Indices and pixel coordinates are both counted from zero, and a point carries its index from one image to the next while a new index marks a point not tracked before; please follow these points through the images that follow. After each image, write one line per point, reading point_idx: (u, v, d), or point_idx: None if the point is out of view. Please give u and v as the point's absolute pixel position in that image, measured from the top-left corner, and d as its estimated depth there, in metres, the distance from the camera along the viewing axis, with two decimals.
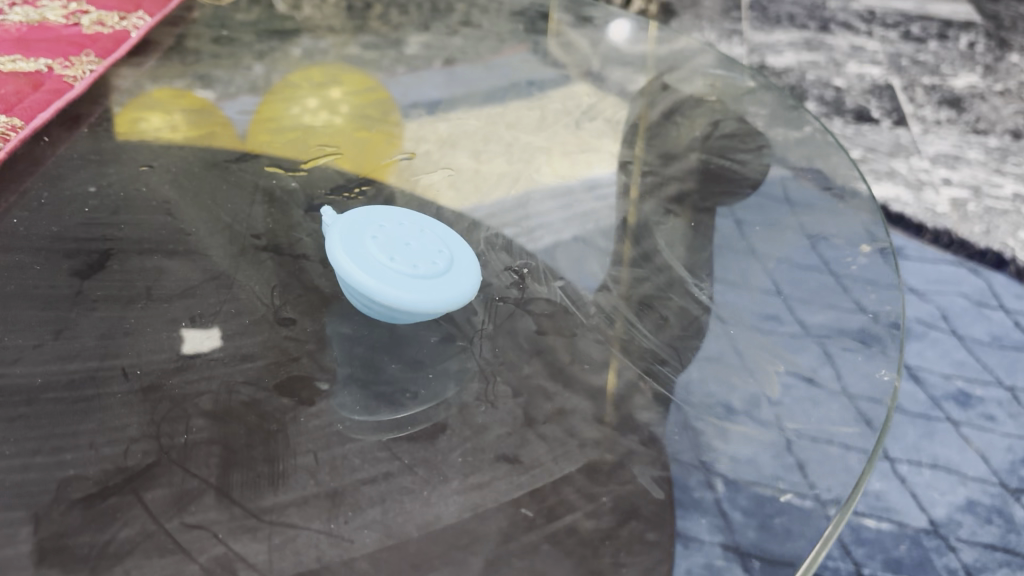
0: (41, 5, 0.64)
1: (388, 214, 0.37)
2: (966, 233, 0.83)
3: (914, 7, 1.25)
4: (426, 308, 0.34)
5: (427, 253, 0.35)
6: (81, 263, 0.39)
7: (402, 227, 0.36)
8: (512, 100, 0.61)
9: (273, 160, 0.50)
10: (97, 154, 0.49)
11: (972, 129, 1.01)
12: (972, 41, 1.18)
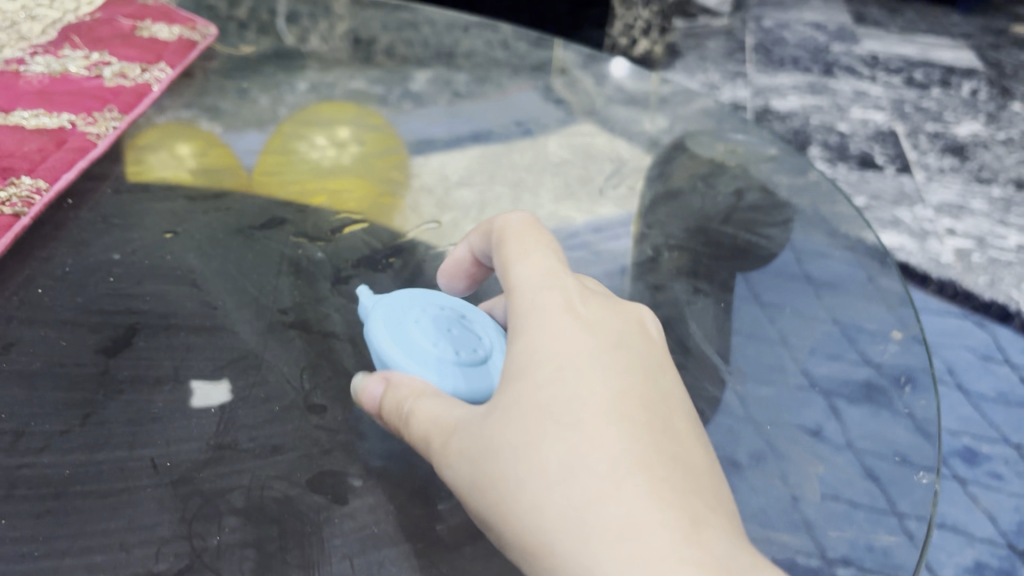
0: (63, 56, 0.65)
1: (427, 299, 0.36)
2: (973, 284, 0.89)
3: (914, 59, 1.38)
4: (469, 395, 0.32)
5: (472, 334, 0.34)
6: (107, 338, 0.38)
7: (445, 311, 0.35)
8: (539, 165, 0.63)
9: (299, 228, 0.49)
10: (120, 218, 0.48)
11: (976, 179, 1.07)
12: (972, 91, 1.29)
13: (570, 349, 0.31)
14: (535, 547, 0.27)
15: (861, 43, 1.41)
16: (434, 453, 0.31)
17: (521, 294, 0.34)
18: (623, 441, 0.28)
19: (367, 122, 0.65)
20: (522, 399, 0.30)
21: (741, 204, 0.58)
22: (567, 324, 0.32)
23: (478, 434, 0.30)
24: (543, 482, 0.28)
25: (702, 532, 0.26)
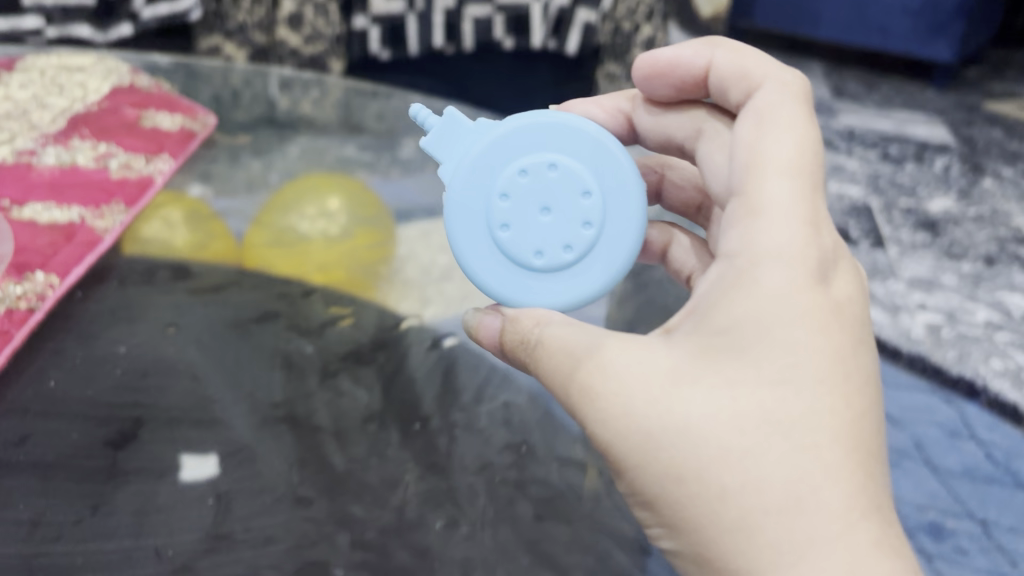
0: (72, 147, 0.73)
1: (509, 162, 0.38)
2: (941, 357, 0.96)
3: (890, 130, 1.74)
4: (588, 294, 0.39)
5: (568, 223, 0.38)
6: (115, 432, 0.42)
7: (528, 182, 0.38)
8: None
9: (290, 319, 0.53)
10: (126, 311, 0.53)
11: (946, 255, 1.23)
12: (937, 167, 1.59)
13: (792, 329, 0.32)
14: (724, 526, 0.29)
15: (841, 117, 1.75)
16: (609, 409, 0.32)
17: (746, 250, 0.34)
18: (851, 470, 0.30)
19: (355, 192, 0.70)
20: (739, 379, 0.31)
21: None
22: (800, 297, 0.33)
23: (666, 402, 0.31)
24: (743, 467, 0.29)
25: (906, 552, 0.29)
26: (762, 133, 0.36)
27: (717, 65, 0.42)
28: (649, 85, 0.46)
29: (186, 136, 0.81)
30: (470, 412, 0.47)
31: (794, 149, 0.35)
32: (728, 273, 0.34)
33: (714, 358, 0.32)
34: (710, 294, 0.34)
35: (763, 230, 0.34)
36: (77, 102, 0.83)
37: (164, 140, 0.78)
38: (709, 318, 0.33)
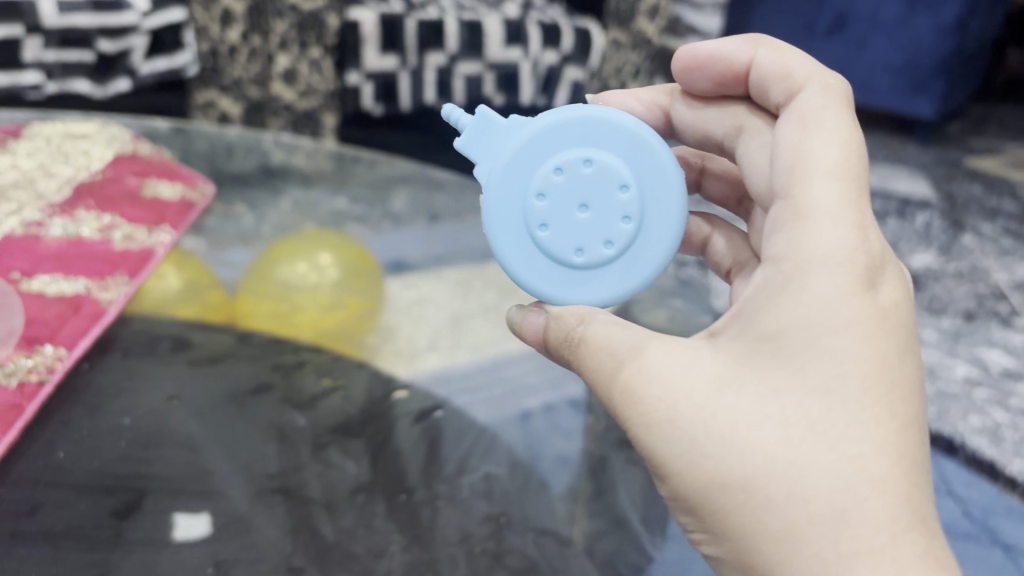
0: (78, 217, 0.76)
1: (543, 167, 0.46)
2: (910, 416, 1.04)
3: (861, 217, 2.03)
4: (630, 286, 0.47)
5: (606, 217, 0.46)
6: (119, 502, 0.46)
7: (566, 181, 0.46)
8: (503, 368, 0.73)
9: (284, 391, 0.58)
10: (129, 383, 0.57)
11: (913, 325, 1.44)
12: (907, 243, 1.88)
13: (838, 340, 0.38)
14: (774, 523, 0.36)
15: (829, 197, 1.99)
16: (663, 414, 0.38)
17: (794, 257, 0.40)
18: (889, 472, 0.36)
19: (339, 249, 0.80)
20: (785, 388, 0.38)
21: None
22: (847, 305, 0.39)
23: (716, 413, 0.38)
24: (788, 477, 0.36)
25: (941, 544, 0.35)
26: (812, 143, 0.42)
27: (759, 62, 0.49)
28: (690, 80, 0.54)
29: (186, 205, 0.84)
30: (452, 483, 0.51)
31: (839, 162, 0.42)
32: (774, 279, 0.41)
33: (759, 368, 0.38)
34: (752, 304, 0.41)
35: (810, 241, 0.40)
36: (82, 169, 0.86)
37: (165, 211, 0.82)
38: (757, 325, 0.40)
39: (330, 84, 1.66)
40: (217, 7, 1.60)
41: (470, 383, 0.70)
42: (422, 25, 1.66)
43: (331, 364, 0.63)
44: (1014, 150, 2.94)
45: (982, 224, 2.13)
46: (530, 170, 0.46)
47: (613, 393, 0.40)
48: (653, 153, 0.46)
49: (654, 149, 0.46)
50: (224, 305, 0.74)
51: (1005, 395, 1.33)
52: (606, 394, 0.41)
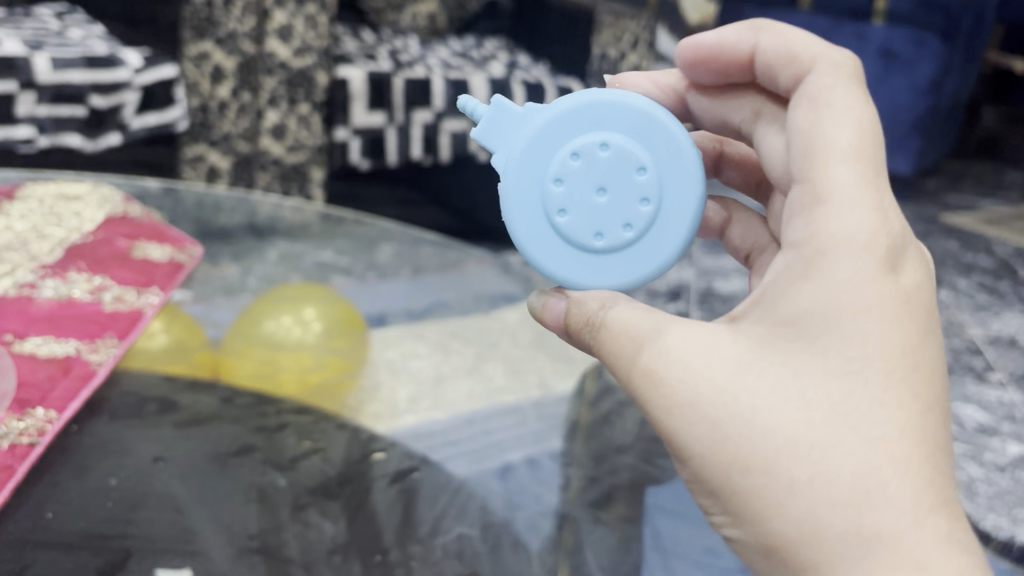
0: (70, 279, 0.79)
1: (559, 155, 0.49)
2: None
3: None
4: (655, 269, 0.51)
5: (626, 199, 0.49)
6: (104, 561, 0.50)
7: (583, 169, 0.49)
8: (487, 415, 0.78)
9: (267, 454, 0.62)
10: (117, 445, 0.61)
11: None
12: None
13: (857, 322, 0.41)
14: (800, 505, 0.39)
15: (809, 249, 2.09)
16: (686, 394, 0.41)
17: (815, 240, 0.43)
18: (910, 455, 0.39)
19: (323, 304, 0.82)
20: (809, 370, 0.41)
21: (645, 434, 0.71)
22: (870, 290, 0.42)
23: (736, 395, 0.40)
24: (810, 458, 0.39)
25: (955, 524, 0.39)
26: (824, 125, 0.45)
27: (763, 49, 0.53)
28: (697, 72, 0.58)
29: (175, 266, 0.87)
30: (426, 544, 0.55)
31: (853, 141, 0.45)
32: (795, 262, 0.44)
33: (781, 352, 0.41)
34: (773, 293, 0.44)
35: (828, 223, 0.43)
36: (73, 232, 0.89)
37: (154, 272, 0.85)
38: (779, 308, 0.43)
39: (319, 139, 1.68)
40: (209, 64, 1.63)
41: (452, 431, 0.75)
42: (410, 83, 1.72)
43: (310, 425, 0.68)
44: (990, 206, 3.01)
45: (959, 279, 2.18)
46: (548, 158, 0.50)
47: (635, 375, 0.43)
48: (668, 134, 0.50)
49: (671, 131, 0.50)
50: (211, 365, 0.76)
51: (981, 449, 1.36)
52: (625, 374, 0.43)
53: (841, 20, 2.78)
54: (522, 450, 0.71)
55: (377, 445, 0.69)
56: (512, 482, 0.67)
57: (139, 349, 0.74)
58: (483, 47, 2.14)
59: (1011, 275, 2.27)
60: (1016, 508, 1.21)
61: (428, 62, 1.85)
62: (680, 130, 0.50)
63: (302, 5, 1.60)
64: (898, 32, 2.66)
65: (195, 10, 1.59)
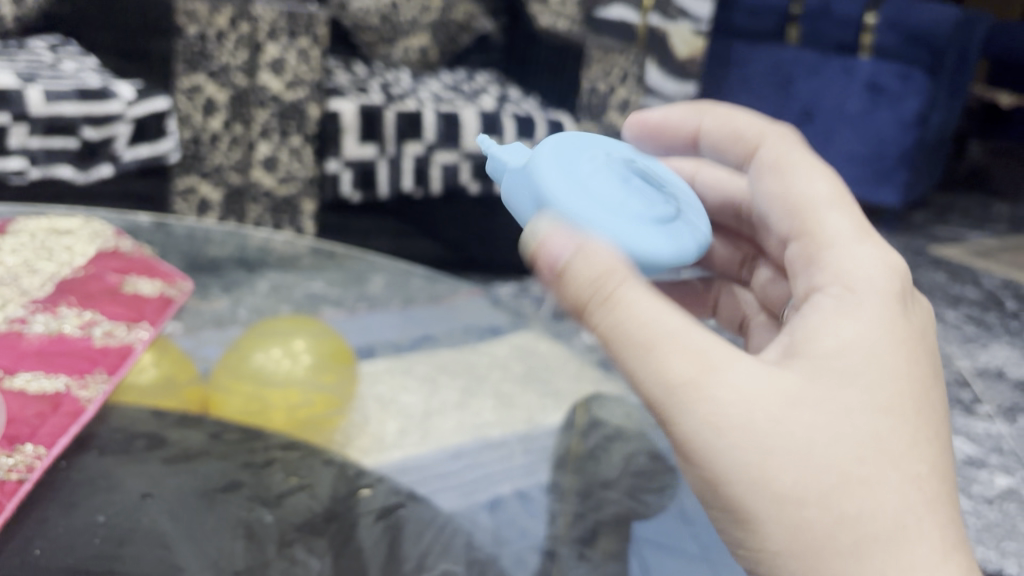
0: (60, 314, 0.80)
1: (592, 150, 0.55)
2: None
3: None
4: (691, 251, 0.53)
5: (654, 192, 0.54)
6: None
7: (615, 163, 0.55)
8: (477, 448, 0.78)
9: (253, 490, 0.63)
10: (105, 481, 0.61)
11: None
12: None
13: (893, 361, 0.48)
14: (847, 535, 0.45)
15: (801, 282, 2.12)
16: (745, 425, 0.45)
17: (844, 289, 0.51)
18: (933, 489, 0.47)
19: (313, 338, 0.82)
20: (857, 407, 0.47)
21: (631, 468, 0.71)
22: (897, 341, 0.49)
23: (796, 428, 0.46)
24: (866, 491, 0.45)
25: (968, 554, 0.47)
26: (809, 187, 0.57)
27: (705, 129, 0.67)
28: (675, 145, 0.69)
29: (165, 301, 0.88)
30: None
31: (842, 201, 0.56)
32: (830, 305, 0.50)
33: (830, 386, 0.47)
34: (801, 331, 0.50)
35: (853, 274, 0.51)
36: (65, 266, 0.89)
37: (144, 307, 0.85)
38: (821, 347, 0.48)
39: (310, 171, 1.69)
40: (201, 96, 1.63)
41: (438, 468, 0.75)
42: (401, 116, 1.73)
43: (298, 461, 0.69)
44: (978, 238, 3.03)
45: (946, 311, 2.19)
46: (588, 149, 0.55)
47: (689, 398, 0.46)
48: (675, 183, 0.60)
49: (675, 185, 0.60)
50: (200, 400, 0.76)
51: (970, 480, 1.37)
52: (669, 389, 0.46)
53: (829, 54, 2.83)
54: (514, 483, 0.72)
55: (363, 480, 0.69)
56: (498, 518, 0.67)
57: (129, 383, 0.75)
58: (474, 80, 2.16)
59: (998, 307, 2.29)
60: (1003, 541, 1.22)
61: (420, 95, 1.87)
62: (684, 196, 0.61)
63: (295, 38, 1.62)
64: (885, 66, 2.71)
65: (188, 44, 1.59)
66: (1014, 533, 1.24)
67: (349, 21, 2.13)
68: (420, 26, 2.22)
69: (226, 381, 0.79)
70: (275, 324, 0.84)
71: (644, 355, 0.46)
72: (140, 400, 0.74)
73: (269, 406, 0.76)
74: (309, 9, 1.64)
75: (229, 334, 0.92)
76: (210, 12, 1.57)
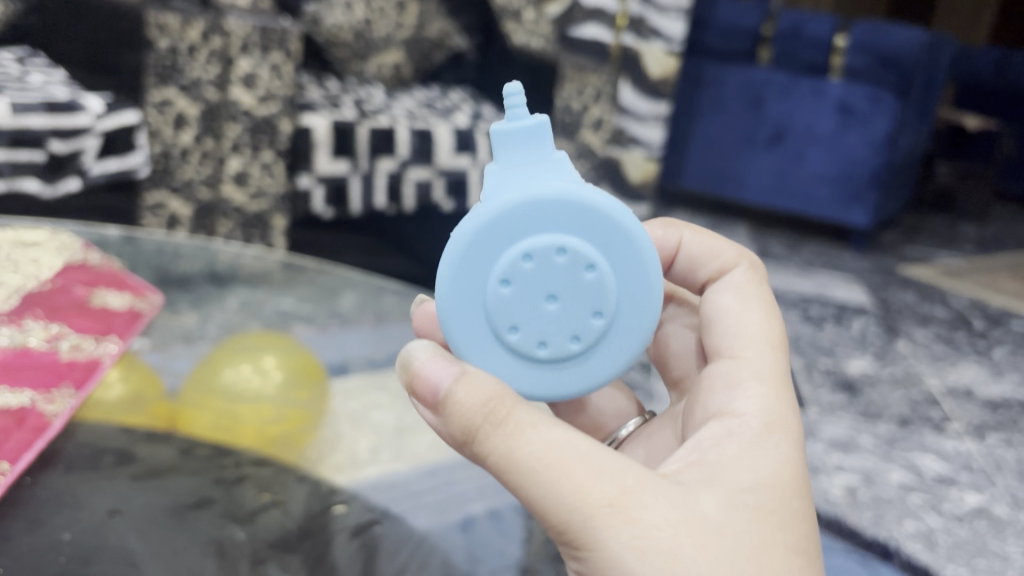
0: (26, 326, 0.78)
1: (493, 266, 0.51)
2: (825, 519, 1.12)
3: (802, 318, 2.17)
4: (594, 379, 0.55)
5: (554, 332, 0.52)
6: None
7: (503, 298, 0.51)
8: (456, 465, 0.77)
9: (224, 506, 0.63)
10: (69, 499, 0.60)
11: (861, 419, 1.63)
12: (844, 347, 2.02)
13: (790, 501, 0.52)
14: None
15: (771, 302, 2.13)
16: (651, 544, 0.46)
17: (749, 418, 0.55)
18: None
19: (283, 357, 0.82)
20: (758, 530, 0.49)
21: None
22: (794, 473, 0.53)
23: (690, 554, 0.46)
24: None
25: None
26: (759, 322, 0.61)
27: (686, 243, 0.67)
28: None
29: (135, 315, 0.86)
30: None
31: (775, 345, 0.60)
32: (732, 439, 0.54)
33: (734, 516, 0.49)
34: (716, 460, 0.52)
35: (750, 408, 0.55)
36: (31, 278, 0.87)
37: (113, 320, 0.84)
38: (722, 475, 0.51)
39: (281, 187, 1.70)
40: (172, 111, 1.61)
41: (411, 476, 0.74)
42: (374, 132, 1.71)
43: (269, 477, 0.68)
44: (945, 258, 3.06)
45: (916, 331, 2.21)
46: (502, 254, 0.51)
47: (606, 519, 0.46)
48: (642, 303, 0.53)
49: (650, 289, 0.53)
50: (168, 417, 0.74)
51: (940, 499, 1.37)
52: (581, 513, 0.46)
53: (800, 75, 2.87)
54: (490, 500, 0.70)
55: (338, 497, 0.68)
56: (471, 534, 0.66)
57: (96, 398, 0.73)
58: (447, 97, 2.15)
59: (966, 327, 2.31)
60: (974, 558, 1.22)
61: (393, 112, 1.86)
62: (599, 315, 0.52)
63: (268, 53, 1.64)
64: (856, 87, 2.74)
65: (159, 58, 1.57)
66: (984, 551, 1.24)
67: (322, 37, 2.11)
68: (394, 43, 2.21)
69: (195, 397, 0.78)
70: (249, 339, 0.85)
71: (557, 477, 0.46)
72: (108, 415, 0.72)
73: (248, 418, 0.75)
74: (282, 24, 1.67)
75: (195, 347, 0.90)
76: (182, 25, 1.58)
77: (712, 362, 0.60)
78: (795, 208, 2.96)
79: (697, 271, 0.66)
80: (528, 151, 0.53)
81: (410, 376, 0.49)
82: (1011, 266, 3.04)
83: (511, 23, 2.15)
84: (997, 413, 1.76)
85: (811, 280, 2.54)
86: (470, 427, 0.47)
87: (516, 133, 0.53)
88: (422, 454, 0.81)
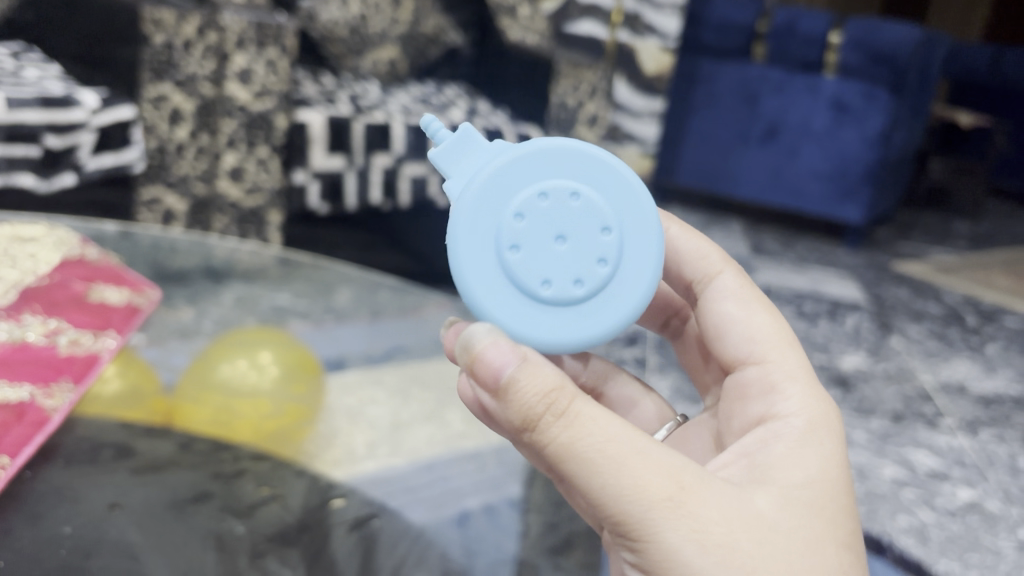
0: (24, 321, 0.79)
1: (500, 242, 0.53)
2: None
3: (796, 314, 2.18)
4: (636, 303, 0.56)
5: (580, 267, 0.53)
6: None
7: (525, 261, 0.53)
8: (455, 460, 0.77)
9: (224, 500, 0.63)
10: (69, 493, 0.60)
11: (855, 414, 1.64)
12: (839, 343, 2.03)
13: (839, 497, 0.53)
14: None
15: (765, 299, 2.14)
16: (711, 538, 0.47)
17: (792, 419, 0.57)
18: None
19: (277, 354, 0.82)
20: (812, 528, 0.51)
21: None
22: (841, 470, 0.54)
23: (750, 549, 0.47)
24: None
25: None
26: (768, 323, 0.62)
27: (674, 237, 0.66)
28: None
29: (132, 310, 0.87)
30: None
31: (796, 346, 0.62)
32: (778, 441, 0.55)
33: (791, 513, 0.50)
34: (765, 462, 0.54)
35: (791, 410, 0.57)
36: (28, 274, 0.87)
37: (111, 315, 0.84)
38: (773, 476, 0.52)
39: (277, 182, 1.70)
40: (167, 105, 1.61)
41: (409, 472, 0.75)
42: (370, 128, 1.72)
43: (268, 472, 0.68)
44: (939, 255, 3.07)
45: (909, 327, 2.22)
46: (497, 225, 0.53)
47: (667, 512, 0.46)
48: (636, 202, 0.55)
49: (639, 196, 0.55)
50: (165, 411, 0.74)
51: (932, 494, 1.38)
52: (644, 507, 0.46)
53: (794, 72, 2.88)
54: (486, 494, 0.71)
55: (336, 491, 0.69)
56: (469, 529, 0.67)
57: (94, 392, 0.73)
58: (443, 93, 2.15)
59: (958, 323, 2.32)
60: (967, 552, 1.23)
61: (389, 107, 1.86)
62: (606, 230, 0.53)
63: (263, 49, 1.64)
64: (850, 84, 2.75)
65: (155, 53, 1.57)
66: (977, 545, 1.25)
67: (317, 32, 2.11)
68: (389, 38, 2.21)
69: (192, 391, 0.78)
70: (243, 334, 0.85)
71: (622, 468, 0.46)
72: (105, 409, 0.73)
73: (243, 413, 0.75)
74: (278, 20, 1.66)
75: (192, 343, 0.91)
76: (177, 21, 1.57)
77: (738, 370, 0.62)
78: (789, 205, 2.97)
79: (681, 268, 0.66)
80: (468, 146, 0.56)
81: (472, 358, 0.49)
82: (1003, 262, 3.06)
83: (505, 20, 2.16)
84: (989, 409, 1.77)
85: (805, 276, 2.55)
86: (529, 417, 0.47)
87: (446, 136, 0.56)
88: (421, 448, 0.81)
